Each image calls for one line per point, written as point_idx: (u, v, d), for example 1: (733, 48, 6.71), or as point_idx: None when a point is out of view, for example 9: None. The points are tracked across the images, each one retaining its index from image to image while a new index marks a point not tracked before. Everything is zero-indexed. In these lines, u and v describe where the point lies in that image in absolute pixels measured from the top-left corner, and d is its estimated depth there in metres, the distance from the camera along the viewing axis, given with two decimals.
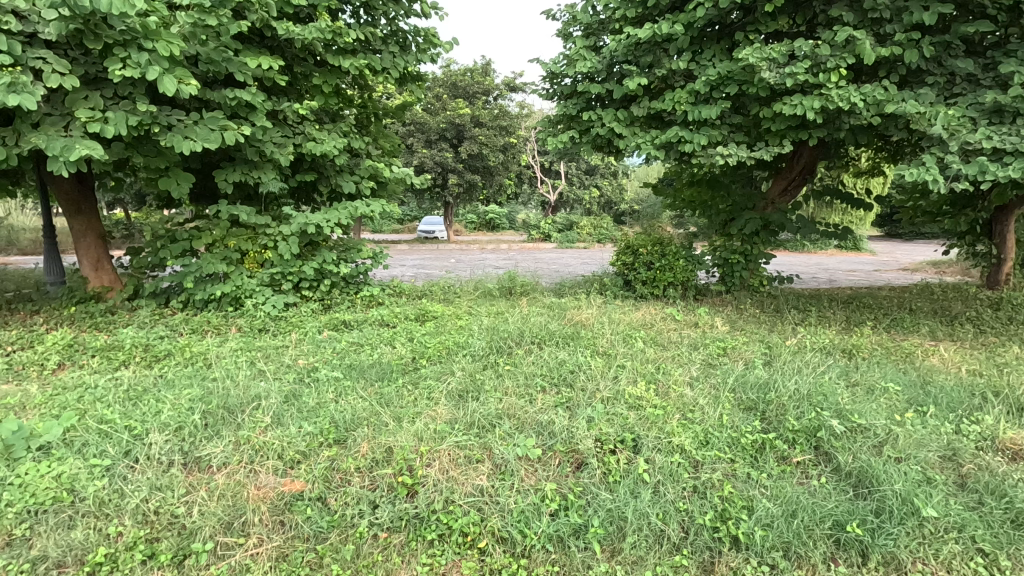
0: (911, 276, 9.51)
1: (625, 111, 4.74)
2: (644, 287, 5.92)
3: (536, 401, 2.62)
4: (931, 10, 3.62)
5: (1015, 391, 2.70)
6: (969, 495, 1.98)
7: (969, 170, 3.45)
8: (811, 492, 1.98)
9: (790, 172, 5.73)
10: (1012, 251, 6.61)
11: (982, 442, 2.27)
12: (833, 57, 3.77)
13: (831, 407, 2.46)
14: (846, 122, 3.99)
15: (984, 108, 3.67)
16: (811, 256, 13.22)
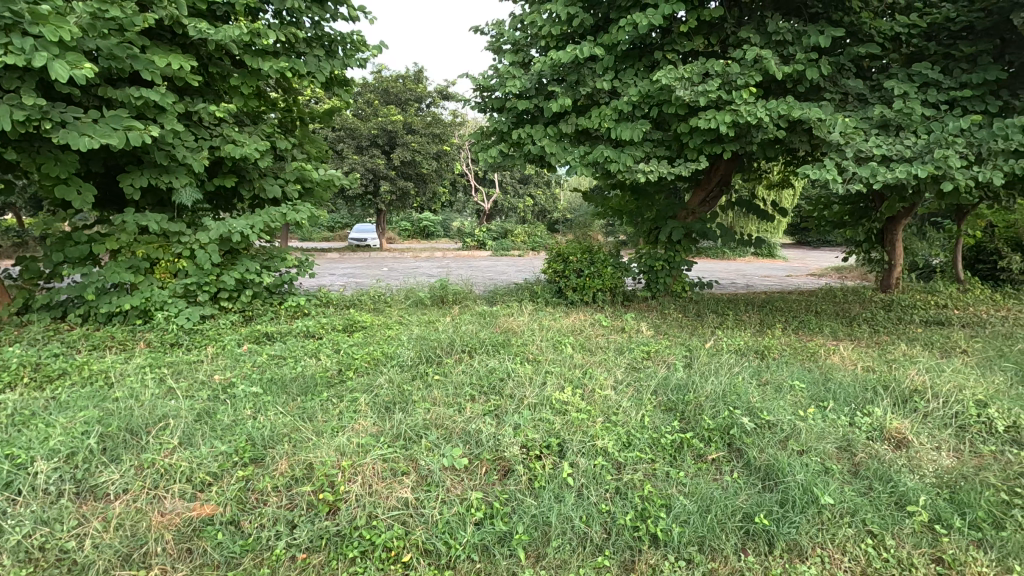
0: (817, 280, 10.28)
1: (553, 125, 4.84)
2: (574, 294, 6.06)
3: (465, 410, 2.61)
4: (825, 35, 3.95)
5: (901, 384, 2.98)
6: (861, 482, 2.16)
7: (863, 172, 3.74)
8: (723, 488, 2.09)
9: (707, 183, 6.05)
10: (901, 257, 7.29)
11: (872, 432, 2.49)
12: (742, 76, 4.03)
13: (743, 405, 2.61)
14: (755, 136, 4.27)
15: (873, 124, 4.03)
16: (731, 263, 14.01)
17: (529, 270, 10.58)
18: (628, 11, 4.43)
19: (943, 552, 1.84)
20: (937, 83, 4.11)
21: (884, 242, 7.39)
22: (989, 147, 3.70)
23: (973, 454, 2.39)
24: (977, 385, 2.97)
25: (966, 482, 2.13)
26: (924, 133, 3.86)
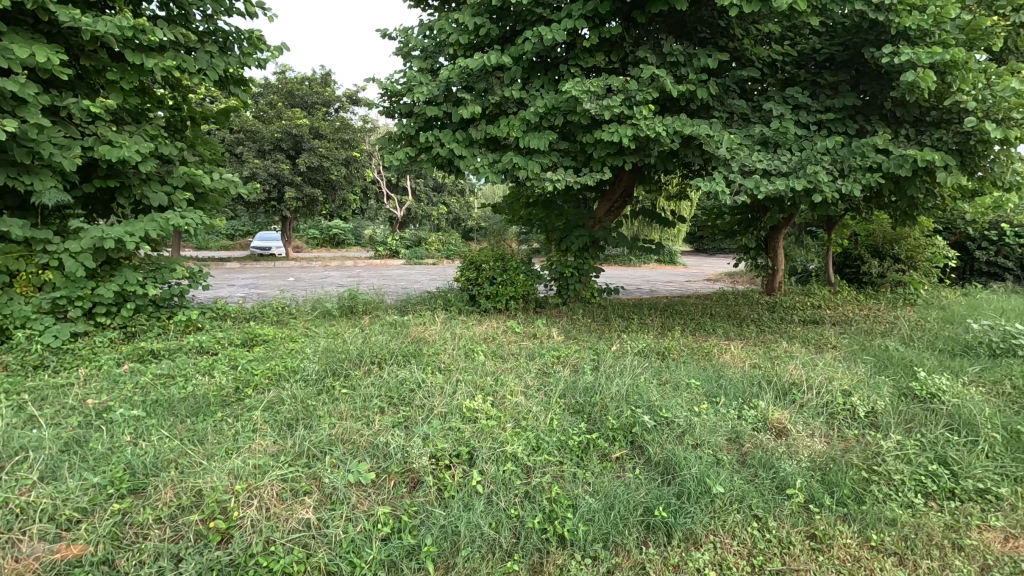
0: (713, 285, 11.08)
1: (464, 133, 4.85)
2: (487, 301, 6.09)
3: (373, 423, 2.53)
4: (712, 58, 4.28)
5: (782, 378, 3.27)
6: (747, 469, 2.34)
7: (746, 186, 4.10)
8: (626, 484, 2.18)
9: (612, 194, 6.35)
10: (782, 263, 8.04)
11: (758, 423, 2.71)
12: (640, 93, 4.27)
13: (644, 404, 2.75)
14: (654, 149, 4.53)
15: (755, 141, 4.42)
16: (637, 270, 14.74)
17: (445, 270, 13.43)
18: (534, 25, 4.55)
19: (816, 529, 2.03)
20: (806, 106, 4.59)
21: (768, 249, 8.10)
22: (849, 165, 4.18)
23: (840, 438, 2.68)
24: (843, 376, 3.33)
25: (834, 464, 2.37)
26: (797, 151, 4.29)
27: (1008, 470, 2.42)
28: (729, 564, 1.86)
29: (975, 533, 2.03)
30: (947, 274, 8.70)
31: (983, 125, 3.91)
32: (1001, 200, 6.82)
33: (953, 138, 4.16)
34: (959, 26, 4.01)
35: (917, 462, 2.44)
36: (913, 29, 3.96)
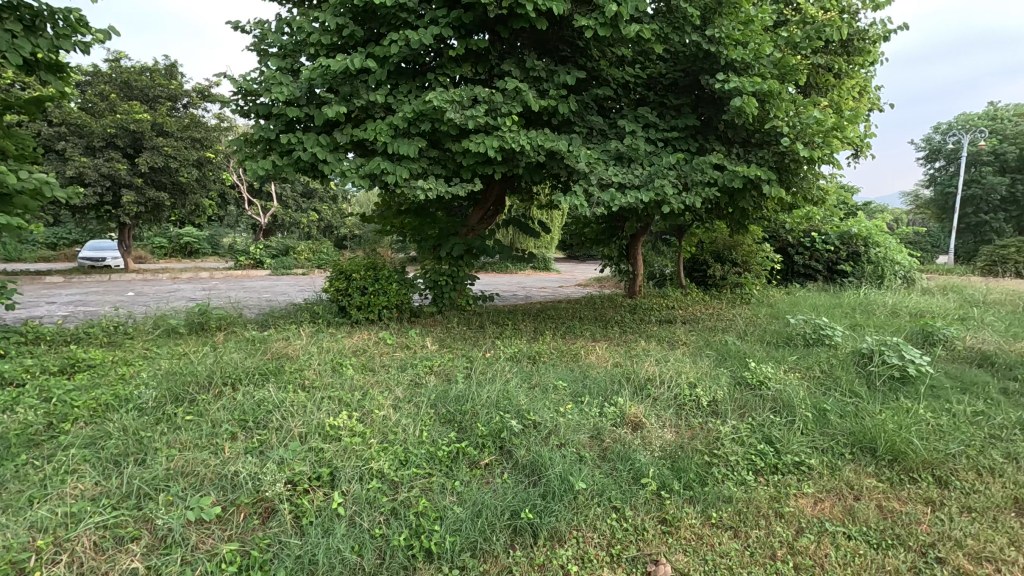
0: (583, 290, 11.70)
1: (327, 136, 4.62)
2: (358, 312, 5.84)
3: (221, 451, 2.29)
4: (572, 75, 4.53)
5: (639, 374, 3.52)
6: (607, 464, 2.48)
7: (604, 198, 4.39)
8: (493, 489, 2.20)
9: (485, 201, 6.40)
10: (641, 268, 8.71)
11: (616, 418, 2.89)
12: (506, 105, 4.38)
13: (512, 409, 2.80)
14: (520, 160, 4.67)
15: (612, 155, 4.74)
16: (513, 276, 15.11)
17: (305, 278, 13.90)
18: (400, 30, 4.49)
19: (667, 513, 2.20)
20: (655, 125, 5.03)
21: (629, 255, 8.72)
22: (691, 179, 4.64)
23: (687, 427, 2.94)
24: (690, 370, 3.67)
25: (682, 451, 2.61)
26: (648, 166, 4.67)
27: (817, 443, 2.82)
28: (590, 556, 1.95)
29: (792, 501, 2.33)
30: (774, 276, 10.03)
31: (794, 147, 4.56)
32: (811, 212, 8.01)
33: (771, 158, 4.80)
34: (773, 61, 4.65)
35: (748, 442, 2.76)
36: (738, 61, 4.52)
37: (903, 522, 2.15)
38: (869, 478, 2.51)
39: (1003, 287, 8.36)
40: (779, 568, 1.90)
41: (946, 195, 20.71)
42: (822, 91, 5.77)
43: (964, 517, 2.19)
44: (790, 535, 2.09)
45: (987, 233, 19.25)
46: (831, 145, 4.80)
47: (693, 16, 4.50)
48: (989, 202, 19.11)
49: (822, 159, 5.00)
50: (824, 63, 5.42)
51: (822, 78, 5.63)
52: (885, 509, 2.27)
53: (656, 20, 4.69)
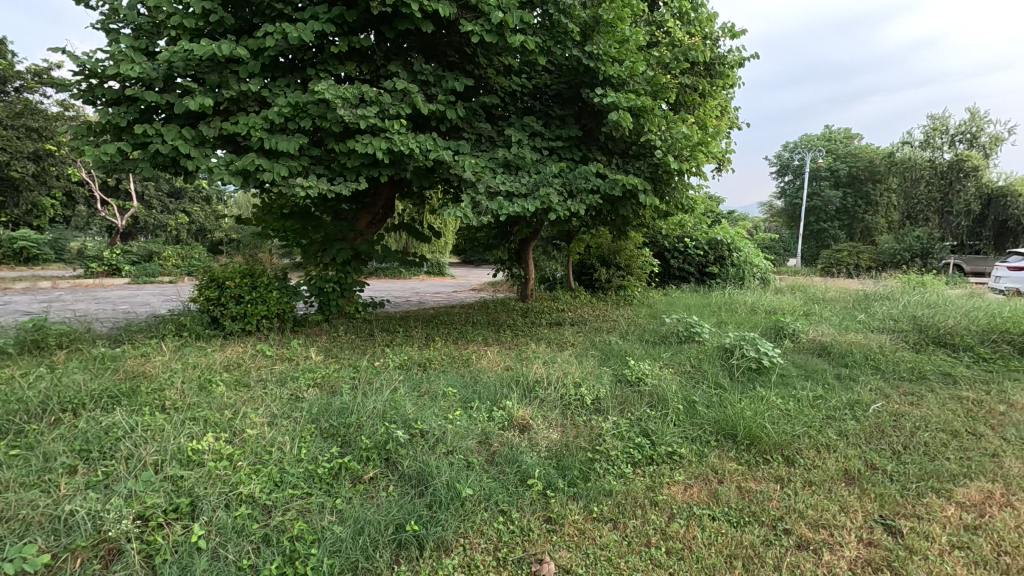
0: (477, 294, 11.77)
1: (192, 130, 4.20)
2: (234, 323, 5.37)
3: (55, 489, 1.98)
4: (460, 81, 4.54)
5: (527, 377, 3.59)
6: (495, 468, 2.50)
7: (493, 204, 4.43)
8: (377, 505, 2.12)
9: (374, 206, 6.16)
10: (532, 273, 8.92)
11: (505, 421, 2.93)
12: (393, 107, 4.27)
13: (399, 419, 2.72)
14: (408, 164, 4.58)
15: (500, 162, 4.81)
16: (407, 282, 14.84)
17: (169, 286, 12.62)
18: (276, 21, 4.22)
19: (551, 512, 2.26)
20: (541, 134, 5.19)
21: (520, 259, 8.90)
22: (576, 187, 4.84)
23: (572, 425, 3.05)
24: (576, 370, 3.82)
25: (567, 450, 2.70)
26: (535, 173, 4.80)
27: (687, 433, 3.06)
28: (476, 563, 1.94)
29: (665, 489, 2.49)
30: (653, 279, 10.77)
31: (665, 160, 4.93)
32: (684, 220, 8.71)
33: (647, 169, 5.15)
34: (646, 79, 4.99)
35: (627, 436, 2.92)
36: (615, 78, 4.80)
37: (757, 500, 2.39)
38: (730, 462, 2.76)
39: (838, 286, 9.64)
40: (653, 554, 2.01)
41: (793, 205, 23.56)
42: (690, 109, 6.29)
43: (805, 490, 2.48)
44: (663, 521, 2.23)
45: (825, 239, 22.18)
46: (697, 159, 5.25)
47: (574, 31, 4.70)
48: (827, 212, 22.04)
49: (690, 171, 5.46)
50: (691, 83, 5.93)
51: (689, 97, 6.15)
52: (743, 489, 2.50)
53: (540, 32, 4.85)
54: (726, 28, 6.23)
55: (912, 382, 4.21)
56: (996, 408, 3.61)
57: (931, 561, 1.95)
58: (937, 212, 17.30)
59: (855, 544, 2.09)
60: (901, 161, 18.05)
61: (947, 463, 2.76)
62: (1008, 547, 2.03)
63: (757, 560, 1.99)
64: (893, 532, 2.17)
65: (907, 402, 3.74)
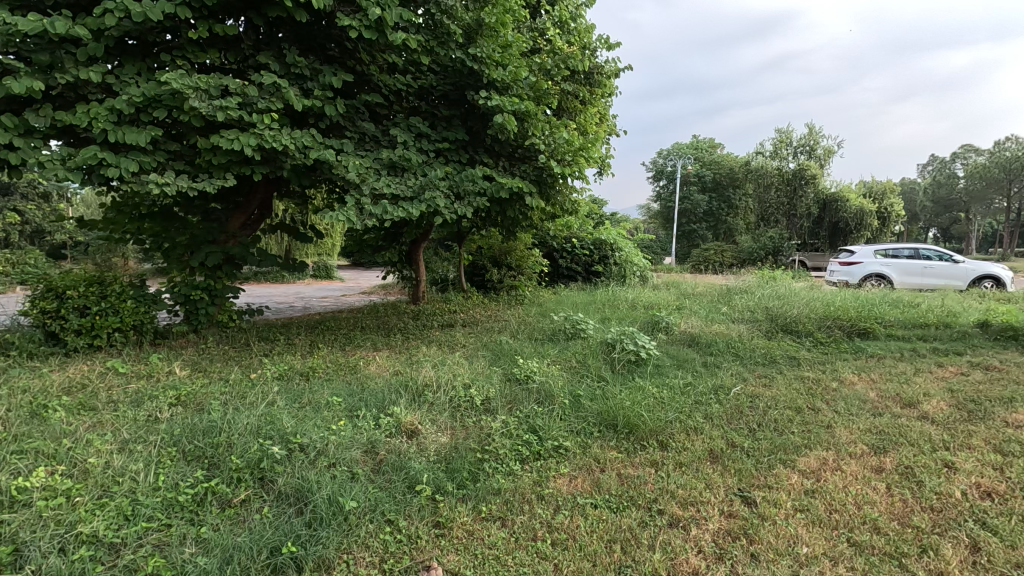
0: (367, 297, 11.38)
1: (15, 116, 3.61)
2: (79, 338, 4.67)
3: None
4: (338, 77, 4.35)
5: (416, 381, 3.53)
6: (381, 477, 2.43)
7: (378, 205, 4.31)
8: (249, 529, 1.97)
9: (248, 206, 5.60)
10: (424, 275, 8.80)
11: (392, 429, 2.85)
12: (263, 101, 3.99)
13: (275, 434, 2.54)
14: (284, 162, 4.30)
15: (384, 163, 4.68)
16: (289, 286, 13.94)
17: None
18: None
19: (440, 516, 2.24)
20: (427, 135, 5.12)
21: (410, 261, 8.74)
22: (463, 190, 4.84)
23: (462, 427, 3.05)
24: (466, 371, 3.82)
25: (456, 452, 2.69)
26: (420, 174, 4.74)
27: (572, 426, 3.19)
28: None
29: (551, 483, 2.57)
30: (543, 278, 11.10)
31: (549, 163, 5.11)
32: (569, 221, 9.08)
33: (532, 172, 5.31)
34: (528, 84, 5.14)
35: (516, 434, 2.98)
36: (498, 82, 4.88)
37: (635, 485, 2.55)
38: (611, 451, 2.92)
39: (707, 282, 10.60)
40: (539, 547, 2.06)
41: (668, 208, 25.51)
42: (572, 115, 6.56)
43: (676, 471, 2.69)
44: (549, 514, 2.30)
45: (695, 239, 24.27)
46: (579, 163, 5.50)
47: (457, 33, 4.70)
48: (696, 214, 24.13)
49: (573, 175, 5.70)
50: (571, 90, 6.24)
51: (571, 103, 6.42)
52: (622, 476, 2.65)
53: (423, 32, 4.79)
54: (602, 39, 6.58)
55: (765, 365, 4.75)
56: (829, 385, 4.18)
57: (778, 525, 2.20)
58: (785, 214, 19.63)
59: (718, 517, 2.29)
60: (755, 169, 20.25)
61: (792, 436, 3.13)
62: (837, 505, 2.35)
63: (634, 541, 2.11)
64: (749, 502, 2.42)
65: (761, 384, 4.20)
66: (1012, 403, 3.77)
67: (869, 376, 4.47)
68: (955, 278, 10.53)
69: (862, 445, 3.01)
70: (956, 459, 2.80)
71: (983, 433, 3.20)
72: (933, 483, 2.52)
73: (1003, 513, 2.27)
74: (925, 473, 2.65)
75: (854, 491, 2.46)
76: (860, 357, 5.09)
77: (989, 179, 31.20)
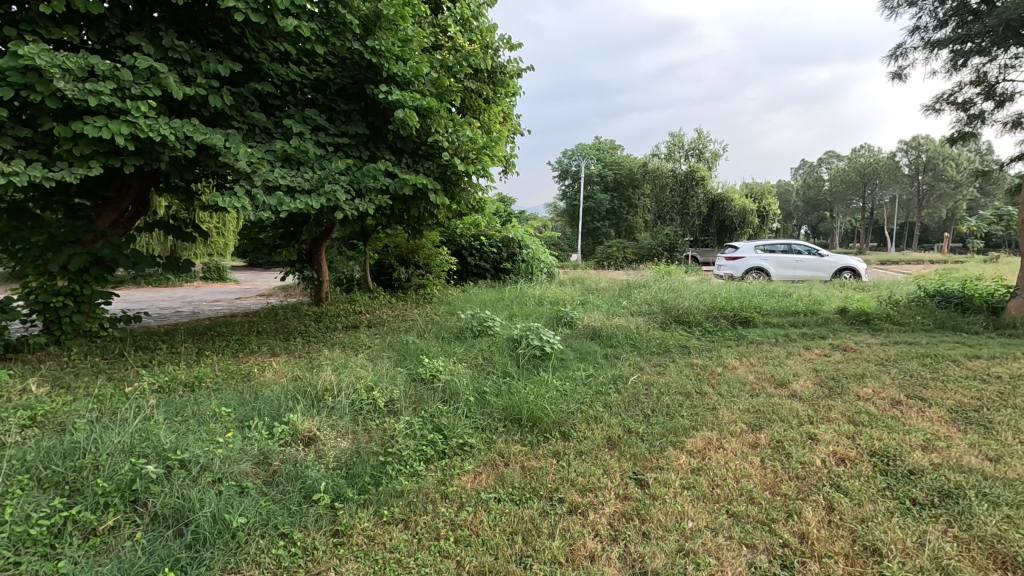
0: (263, 300, 10.71)
1: None
2: None
3: None
4: (224, 64, 4.04)
5: (315, 386, 3.37)
6: (274, 490, 2.30)
7: (271, 200, 4.07)
8: (117, 560, 1.80)
9: (119, 203, 5.07)
10: (326, 275, 8.44)
11: (287, 437, 2.71)
12: (136, 85, 3.61)
13: (151, 452, 2.32)
14: (161, 153, 3.92)
15: (278, 156, 4.42)
16: (173, 290, 12.77)
17: None
18: None
19: (339, 524, 2.17)
20: (324, 129, 4.89)
21: (311, 260, 8.34)
22: (364, 186, 4.70)
23: (363, 430, 2.96)
24: (369, 373, 3.71)
25: (357, 457, 2.61)
26: (317, 169, 4.53)
27: (478, 423, 3.21)
28: None
29: (456, 480, 2.58)
30: (451, 276, 11.06)
31: (453, 161, 5.09)
32: (476, 219, 9.12)
33: (436, 169, 5.27)
34: (430, 81, 5.09)
35: (420, 434, 2.95)
36: (399, 76, 4.78)
37: (537, 476, 2.61)
38: (515, 445, 2.97)
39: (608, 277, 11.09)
40: (442, 546, 2.05)
41: (573, 206, 26.36)
42: (475, 113, 6.58)
43: (577, 459, 2.79)
44: (452, 512, 2.30)
45: (599, 236, 25.27)
46: (482, 162, 5.54)
47: (354, 24, 4.54)
48: (599, 213, 25.15)
49: (477, 173, 5.73)
50: (474, 88, 6.25)
51: (475, 101, 6.44)
52: (525, 468, 2.71)
53: (317, 21, 4.57)
54: (504, 39, 6.66)
55: (659, 354, 5.06)
56: (715, 369, 4.54)
57: (667, 504, 2.35)
58: (679, 213, 20.99)
59: (614, 500, 2.40)
60: (652, 170, 21.47)
61: (681, 419, 3.36)
62: (719, 480, 2.55)
63: (535, 531, 2.16)
64: (642, 484, 2.57)
65: (655, 372, 4.47)
66: (863, 379, 4.30)
67: (748, 360, 4.91)
68: (821, 270, 11.80)
69: (741, 424, 3.30)
70: (817, 431, 3.14)
71: (839, 406, 3.63)
72: (799, 454, 2.82)
73: (853, 475, 2.59)
74: (793, 445, 2.96)
75: (733, 467, 2.69)
76: (742, 343, 5.58)
77: (847, 182, 35.34)
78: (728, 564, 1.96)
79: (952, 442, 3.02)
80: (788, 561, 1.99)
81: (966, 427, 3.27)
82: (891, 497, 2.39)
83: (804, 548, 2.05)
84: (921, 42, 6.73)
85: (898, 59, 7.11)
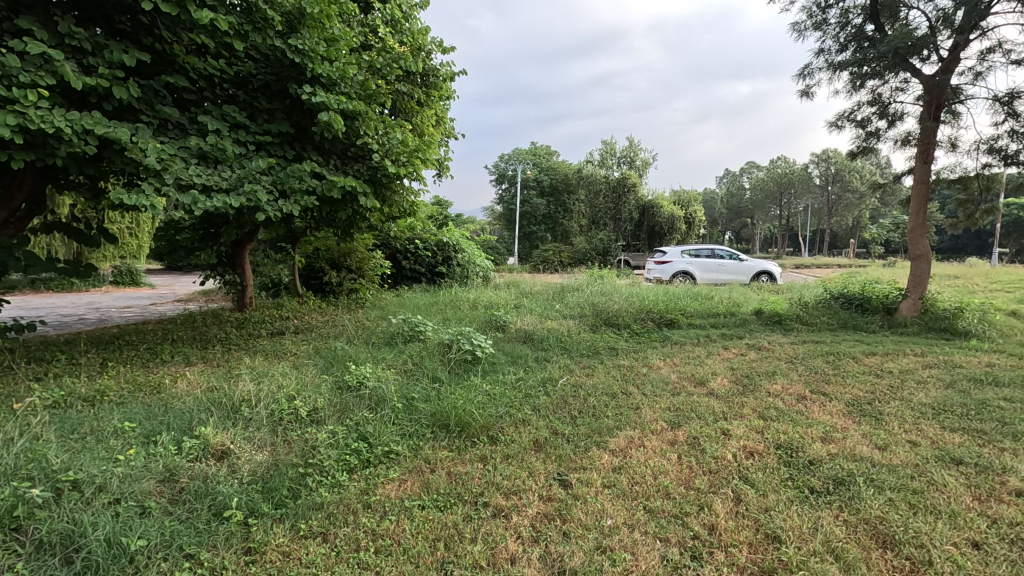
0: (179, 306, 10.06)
1: None
2: None
3: None
4: (130, 54, 3.76)
5: (231, 397, 3.21)
6: (179, 508, 2.18)
7: (184, 200, 3.84)
8: None
9: (9, 201, 4.61)
10: (250, 279, 8.06)
11: (197, 452, 2.57)
12: (26, 72, 3.30)
13: (38, 474, 2.13)
14: (57, 147, 3.60)
15: (192, 153, 4.17)
16: (75, 295, 11.74)
17: None
18: None
19: (251, 542, 2.08)
20: (244, 126, 4.67)
21: (234, 264, 7.93)
22: (287, 187, 4.53)
23: (283, 441, 2.86)
24: (291, 382, 3.58)
25: (275, 470, 2.51)
26: (236, 169, 4.32)
27: (405, 430, 3.17)
28: None
29: (379, 489, 2.53)
30: (385, 280, 10.84)
31: (383, 163, 5.01)
32: (410, 222, 9.00)
33: (365, 171, 5.16)
34: (358, 82, 4.98)
35: (343, 444, 2.87)
36: (324, 76, 4.65)
37: (462, 481, 2.61)
38: (442, 451, 2.95)
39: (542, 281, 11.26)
40: (361, 558, 2.01)
41: (509, 210, 26.53)
42: (408, 116, 6.50)
43: (503, 463, 2.82)
44: (374, 522, 2.25)
45: (535, 240, 25.59)
46: (414, 165, 5.49)
47: (277, 20, 4.36)
48: (535, 217, 25.45)
49: (408, 176, 5.66)
50: (404, 91, 6.16)
51: (406, 104, 6.36)
52: (451, 474, 2.70)
53: (237, 14, 4.37)
54: (436, 43, 6.63)
55: (588, 356, 5.19)
56: (640, 370, 4.71)
57: (588, 503, 2.41)
58: (612, 218, 21.63)
59: (537, 502, 2.44)
60: (586, 176, 22.02)
61: (606, 420, 3.46)
62: (638, 478, 2.65)
63: (458, 537, 2.16)
64: (565, 484, 2.62)
65: (584, 373, 4.59)
66: (773, 376, 4.61)
67: (672, 360, 5.13)
68: (741, 274, 12.53)
69: (662, 422, 3.44)
70: (731, 427, 3.33)
71: (751, 402, 3.86)
72: (713, 450, 2.98)
73: (760, 468, 2.76)
74: (707, 441, 3.12)
75: (651, 464, 2.80)
76: (666, 344, 5.81)
77: (766, 191, 37.67)
78: (642, 558, 2.04)
79: (847, 433, 3.28)
80: (697, 552, 2.09)
81: (860, 419, 3.57)
82: (792, 487, 2.57)
83: (711, 539, 2.16)
84: (826, 63, 7.29)
85: (806, 78, 7.67)
